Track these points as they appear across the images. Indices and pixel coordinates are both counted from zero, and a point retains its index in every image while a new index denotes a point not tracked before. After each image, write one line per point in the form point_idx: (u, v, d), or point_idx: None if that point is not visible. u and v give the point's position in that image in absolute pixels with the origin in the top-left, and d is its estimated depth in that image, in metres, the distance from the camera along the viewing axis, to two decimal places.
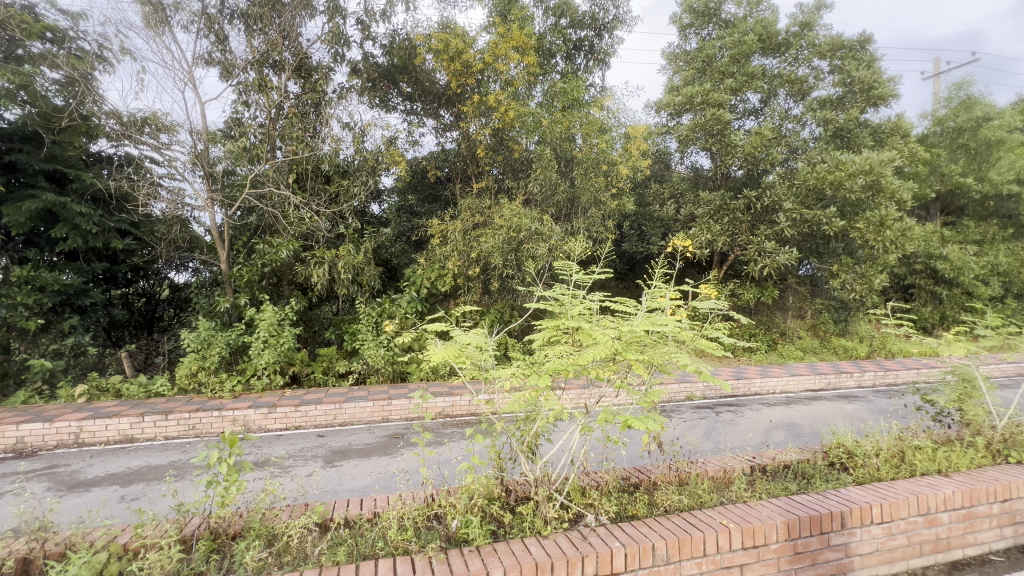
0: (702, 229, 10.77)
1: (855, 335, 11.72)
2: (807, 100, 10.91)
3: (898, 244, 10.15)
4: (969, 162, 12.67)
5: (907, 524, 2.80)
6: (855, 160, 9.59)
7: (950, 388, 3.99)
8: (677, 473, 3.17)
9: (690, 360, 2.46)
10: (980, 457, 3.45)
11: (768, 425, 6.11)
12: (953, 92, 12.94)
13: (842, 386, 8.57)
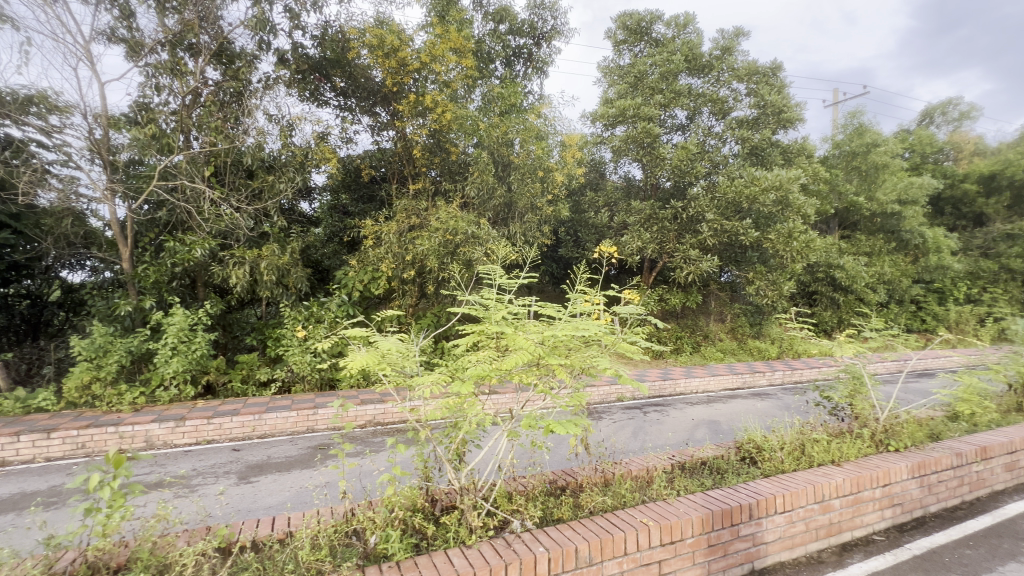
0: (633, 237, 11.25)
1: (768, 337, 12.76)
2: (728, 119, 11.71)
3: (802, 254, 11.17)
4: (861, 183, 14.25)
5: (805, 511, 3.04)
6: (767, 177, 10.44)
7: (844, 385, 4.51)
8: (602, 474, 3.25)
9: (611, 363, 2.51)
10: (867, 447, 3.83)
11: (689, 423, 6.46)
12: (849, 120, 14.53)
13: (756, 384, 9.27)
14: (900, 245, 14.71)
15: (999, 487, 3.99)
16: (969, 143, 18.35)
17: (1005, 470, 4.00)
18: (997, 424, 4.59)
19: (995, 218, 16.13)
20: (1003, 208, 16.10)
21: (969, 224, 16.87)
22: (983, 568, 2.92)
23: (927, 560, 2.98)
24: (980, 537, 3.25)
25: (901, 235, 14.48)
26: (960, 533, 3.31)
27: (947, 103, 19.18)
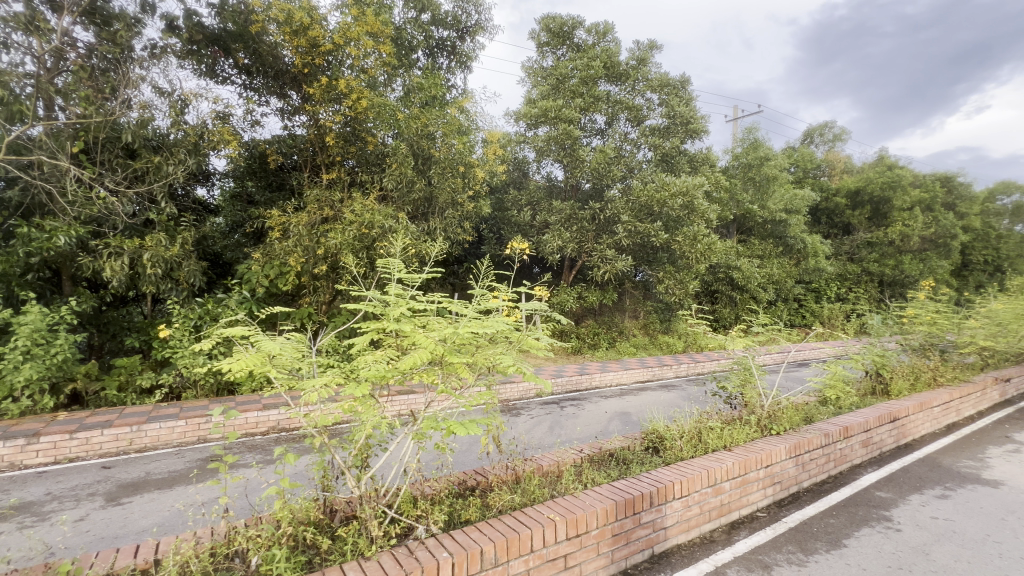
0: (554, 236, 11.49)
1: (676, 332, 13.69)
2: (642, 126, 12.36)
3: (705, 255, 12.08)
4: (755, 193, 15.75)
5: (699, 495, 3.25)
6: (676, 183, 11.15)
7: (736, 375, 4.96)
8: (514, 471, 3.24)
9: (515, 361, 2.49)
10: (754, 431, 4.19)
11: (602, 416, 6.70)
12: (746, 135, 15.99)
13: (664, 377, 9.91)
14: (786, 249, 16.48)
15: (857, 461, 4.56)
16: (840, 162, 21.06)
17: (862, 446, 4.59)
18: (858, 407, 5.26)
19: (859, 228, 18.63)
20: (865, 219, 18.66)
21: (840, 232, 19.34)
22: (845, 534, 3.25)
23: (799, 531, 3.31)
24: (842, 507, 3.68)
25: (787, 240, 16.22)
26: (827, 504, 3.72)
27: (824, 126, 21.84)
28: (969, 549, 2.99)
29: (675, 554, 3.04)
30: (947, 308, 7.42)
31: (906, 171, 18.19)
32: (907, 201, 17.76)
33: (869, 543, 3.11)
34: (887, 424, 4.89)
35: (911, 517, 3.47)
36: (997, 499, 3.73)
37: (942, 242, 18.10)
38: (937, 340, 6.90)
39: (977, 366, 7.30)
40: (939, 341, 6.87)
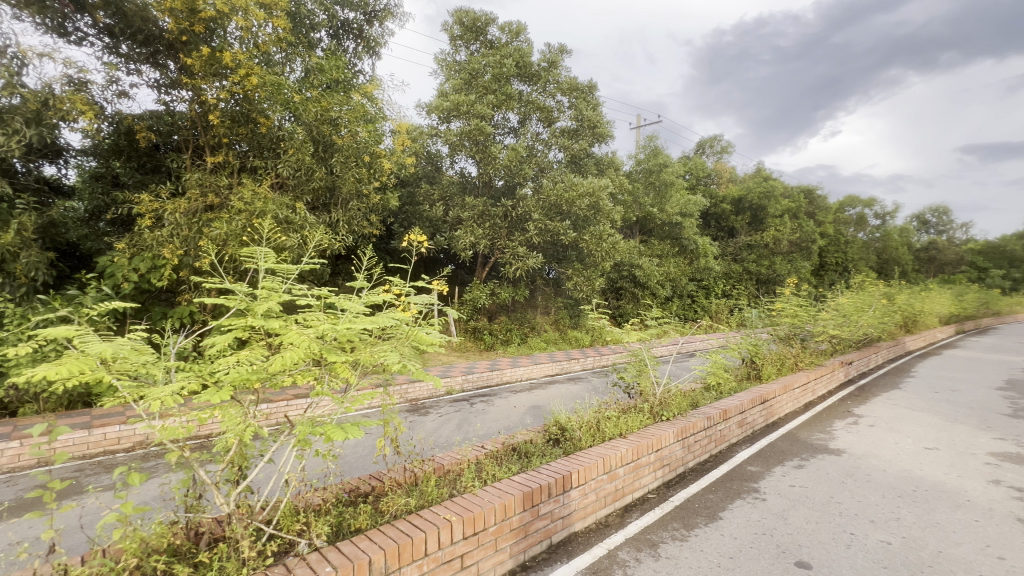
0: (467, 232, 11.39)
1: (584, 327, 14.28)
2: (553, 127, 12.69)
3: (610, 254, 12.71)
4: (655, 197, 16.94)
5: (595, 483, 3.37)
6: (583, 184, 11.59)
7: (633, 365, 5.26)
8: (412, 473, 3.12)
9: (401, 359, 2.42)
10: (647, 418, 4.46)
11: (511, 411, 6.77)
12: (647, 142, 17.11)
13: (571, 370, 10.29)
14: (681, 249, 17.94)
15: (734, 440, 5.05)
16: (727, 172, 23.39)
17: (738, 426, 5.09)
18: (735, 391, 5.83)
19: (741, 231, 20.85)
20: (745, 224, 20.93)
21: (726, 235, 21.48)
22: (720, 507, 3.56)
23: (683, 509, 3.56)
24: (720, 483, 4.03)
25: (682, 241, 17.67)
26: (707, 481, 4.06)
27: (714, 138, 24.09)
28: (817, 511, 3.41)
29: (572, 542, 3.12)
30: (806, 303, 8.51)
31: (778, 182, 20.69)
32: (778, 209, 20.22)
33: (740, 514, 3.43)
34: (758, 405, 5.49)
35: (774, 487, 3.90)
36: (840, 465, 4.32)
37: (804, 246, 20.85)
38: (799, 330, 7.90)
39: (829, 352, 8.48)
40: (800, 331, 7.88)
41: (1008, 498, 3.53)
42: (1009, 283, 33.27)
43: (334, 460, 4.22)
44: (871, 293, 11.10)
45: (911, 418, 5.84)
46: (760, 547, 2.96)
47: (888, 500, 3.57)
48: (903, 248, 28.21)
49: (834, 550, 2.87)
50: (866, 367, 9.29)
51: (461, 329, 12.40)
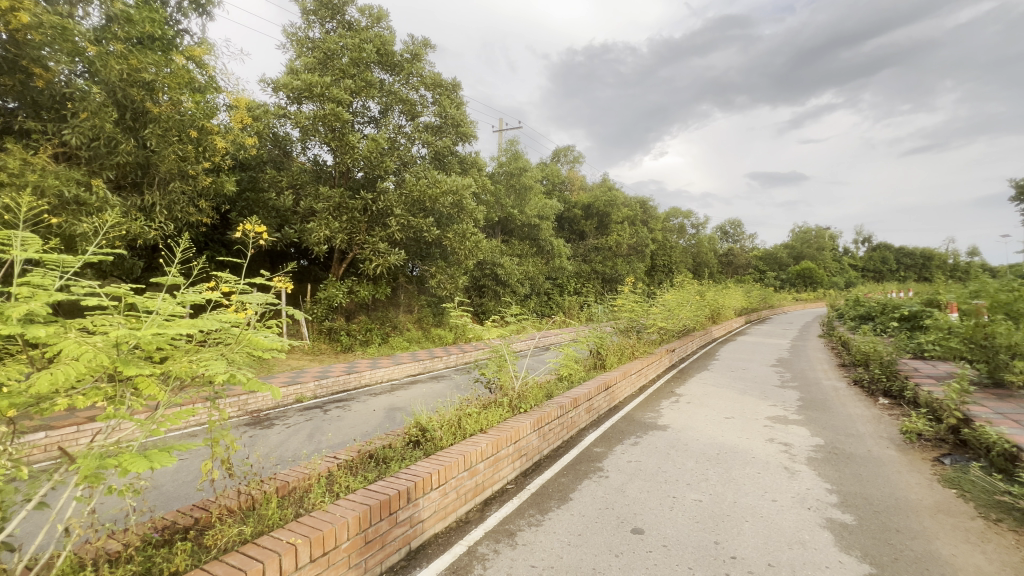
0: (320, 225, 10.48)
1: (448, 325, 14.26)
2: (416, 121, 12.37)
3: (473, 252, 12.87)
4: (515, 199, 17.68)
5: (456, 481, 3.36)
6: (447, 181, 11.50)
7: (493, 361, 5.38)
8: (248, 497, 2.75)
9: (227, 367, 2.12)
10: (506, 412, 4.61)
11: (370, 414, 6.45)
12: (509, 146, 17.78)
13: (434, 368, 10.20)
14: (539, 250, 19.02)
15: (583, 425, 5.53)
16: (578, 180, 25.54)
17: (586, 412, 5.58)
18: (584, 380, 6.40)
19: (590, 235, 22.98)
20: (593, 228, 23.13)
21: (577, 238, 23.45)
22: (571, 489, 3.85)
23: (538, 495, 3.76)
24: (570, 466, 4.37)
25: (539, 242, 18.76)
26: (560, 466, 4.36)
27: (568, 148, 26.00)
28: (648, 481, 3.91)
29: (432, 544, 3.06)
30: (641, 299, 9.72)
31: (619, 193, 23.29)
32: (620, 216, 22.78)
33: (587, 493, 3.76)
34: (602, 391, 6.09)
35: (615, 464, 4.36)
36: (666, 439, 5.02)
37: (640, 249, 23.86)
38: (635, 323, 9.00)
39: (658, 341, 9.82)
40: (636, 324, 8.97)
41: (778, 452, 4.48)
42: (779, 283, 42.61)
43: (138, 496, 3.50)
44: (688, 291, 13.16)
45: (716, 394, 7.06)
46: (603, 521, 3.27)
47: (700, 464, 4.25)
48: (711, 254, 34.09)
49: (660, 514, 3.31)
50: (684, 352, 11.00)
51: (314, 330, 11.39)
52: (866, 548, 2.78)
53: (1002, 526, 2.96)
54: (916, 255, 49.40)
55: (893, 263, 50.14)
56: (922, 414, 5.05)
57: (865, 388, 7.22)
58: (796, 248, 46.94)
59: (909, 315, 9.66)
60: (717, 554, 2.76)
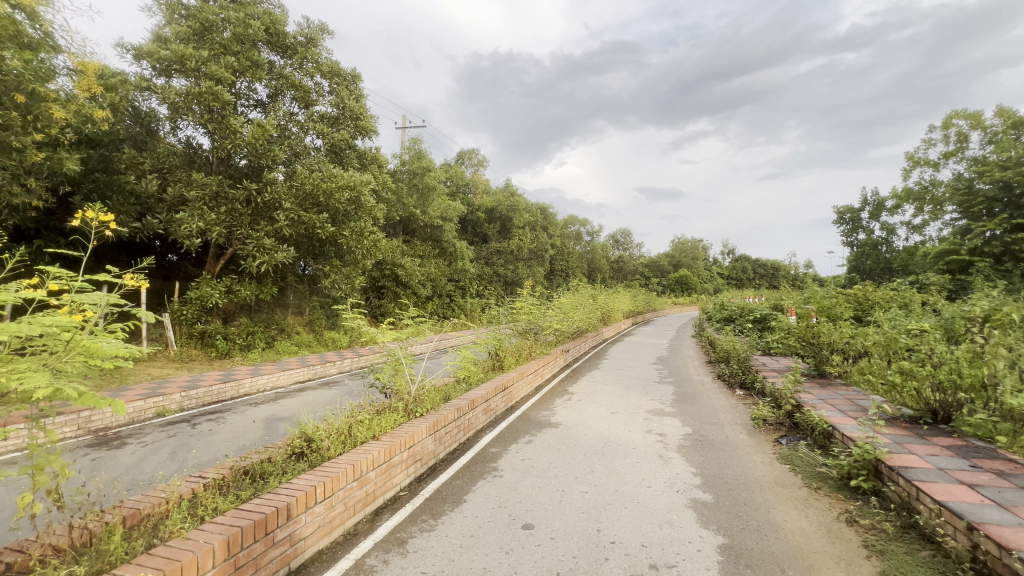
0: (192, 215, 9.31)
1: (342, 328, 13.48)
2: (310, 110, 11.54)
3: (372, 252, 12.34)
4: (418, 199, 17.31)
5: (344, 492, 3.19)
6: (343, 176, 10.85)
7: (389, 364, 5.19)
8: (83, 531, 2.34)
9: (50, 381, 1.84)
10: (401, 417, 4.48)
11: (247, 427, 5.85)
12: (412, 144, 17.38)
13: (326, 374, 9.59)
14: (441, 251, 18.80)
15: (480, 426, 5.57)
16: (482, 183, 25.76)
17: (483, 413, 5.64)
18: (482, 381, 6.47)
19: (493, 238, 23.32)
20: (496, 232, 23.50)
21: (480, 241, 23.63)
22: (465, 491, 3.86)
23: (432, 499, 3.72)
24: (465, 468, 4.38)
25: (442, 244, 18.57)
26: (455, 469, 4.35)
27: (473, 151, 26.06)
28: (539, 477, 4.06)
29: (315, 562, 2.85)
30: (539, 302, 10.08)
31: (521, 199, 23.95)
32: (522, 221, 23.43)
33: (481, 493, 3.80)
34: (499, 392, 6.20)
35: (510, 463, 4.46)
36: (558, 436, 5.26)
37: (540, 254, 24.76)
38: (533, 325, 9.31)
39: (554, 342, 10.28)
40: (533, 325, 9.29)
41: (655, 442, 4.93)
42: (661, 288, 46.99)
43: None
44: (582, 294, 13.94)
45: (604, 391, 7.57)
46: (496, 519, 3.33)
47: (587, 458, 4.52)
48: (604, 260, 36.55)
49: (550, 508, 3.46)
50: (577, 353, 11.62)
51: (182, 334, 10.06)
52: (721, 522, 3.18)
53: (820, 492, 3.57)
54: (767, 266, 57.77)
55: (750, 272, 58.06)
56: (767, 402, 5.91)
57: (726, 381, 8.26)
58: (675, 257, 52.16)
59: (761, 317, 11.23)
60: (598, 541, 2.96)
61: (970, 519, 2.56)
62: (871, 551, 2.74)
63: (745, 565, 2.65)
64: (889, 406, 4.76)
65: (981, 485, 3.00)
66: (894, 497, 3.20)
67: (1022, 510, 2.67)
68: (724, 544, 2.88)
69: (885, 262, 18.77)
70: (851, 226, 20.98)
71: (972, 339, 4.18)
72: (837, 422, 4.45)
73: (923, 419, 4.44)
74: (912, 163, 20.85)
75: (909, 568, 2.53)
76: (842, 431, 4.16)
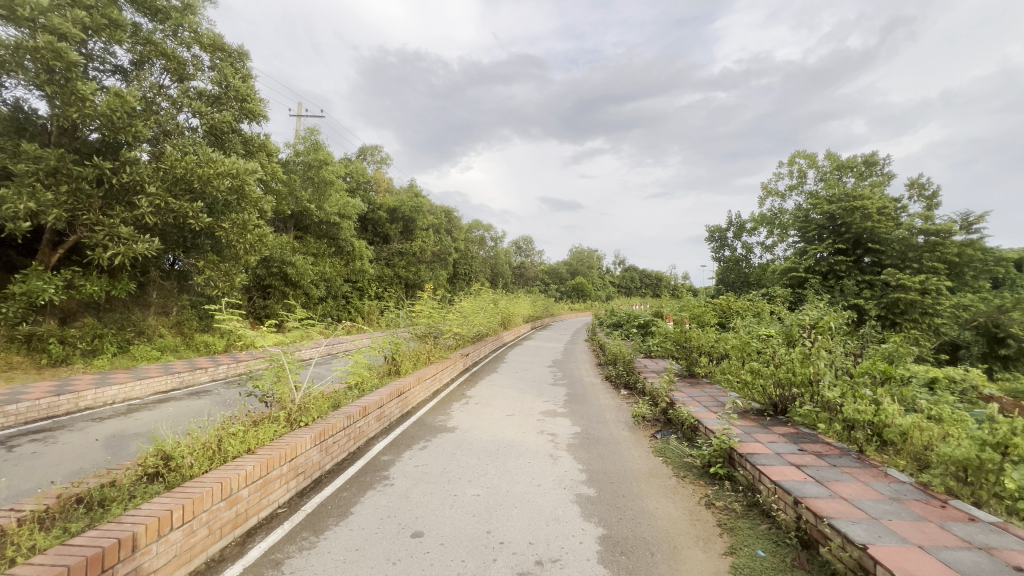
0: (20, 193, 7.69)
1: (218, 331, 12.08)
2: (184, 84, 10.22)
3: (256, 247, 11.23)
4: (313, 193, 16.15)
5: (209, 514, 2.84)
6: (224, 161, 9.74)
7: (270, 370, 4.74)
8: None
9: None
10: (282, 427, 4.13)
11: (85, 446, 4.96)
12: (308, 135, 16.18)
13: (196, 382, 8.53)
14: (338, 250, 17.74)
15: (372, 434, 5.34)
16: (384, 182, 24.81)
17: (376, 420, 5.42)
18: (375, 387, 6.21)
19: (394, 239, 22.62)
20: (398, 233, 22.82)
21: (380, 241, 22.76)
22: (352, 503, 3.66)
23: (314, 514, 3.47)
24: (354, 479, 4.16)
25: (339, 243, 17.55)
26: (342, 480, 4.11)
27: (375, 148, 24.97)
28: (432, 483, 4.01)
29: None
30: (439, 305, 9.97)
31: (425, 201, 23.56)
32: (425, 223, 23.01)
33: (370, 504, 3.63)
34: (393, 398, 6.00)
35: (402, 471, 4.33)
36: (453, 440, 5.24)
37: (443, 257, 24.54)
38: (433, 329, 9.16)
39: (453, 346, 10.24)
40: (433, 329, 9.15)
41: (546, 442, 5.14)
42: (559, 295, 49.22)
43: None
44: (483, 299, 14.06)
45: (502, 394, 7.70)
46: (385, 530, 3.21)
47: (481, 460, 4.56)
48: (507, 266, 37.32)
49: (441, 513, 3.42)
50: (477, 357, 11.69)
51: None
52: (601, 514, 3.40)
53: (685, 481, 3.99)
54: (651, 277, 63.43)
55: (637, 282, 63.29)
56: (646, 401, 6.46)
57: (613, 382, 8.88)
58: (573, 266, 54.99)
59: (644, 323, 12.28)
60: (487, 542, 2.99)
61: (797, 494, 3.03)
62: (723, 529, 3.13)
63: (621, 552, 2.87)
64: (742, 400, 5.46)
65: (805, 465, 3.58)
66: (742, 480, 3.70)
67: (833, 484, 3.24)
68: (604, 535, 3.09)
69: (744, 276, 21.64)
70: (719, 243, 23.88)
71: (804, 342, 4.93)
72: (701, 416, 5.01)
73: (767, 412, 5.16)
74: (767, 192, 24.36)
75: (751, 540, 2.94)
76: (705, 425, 4.69)
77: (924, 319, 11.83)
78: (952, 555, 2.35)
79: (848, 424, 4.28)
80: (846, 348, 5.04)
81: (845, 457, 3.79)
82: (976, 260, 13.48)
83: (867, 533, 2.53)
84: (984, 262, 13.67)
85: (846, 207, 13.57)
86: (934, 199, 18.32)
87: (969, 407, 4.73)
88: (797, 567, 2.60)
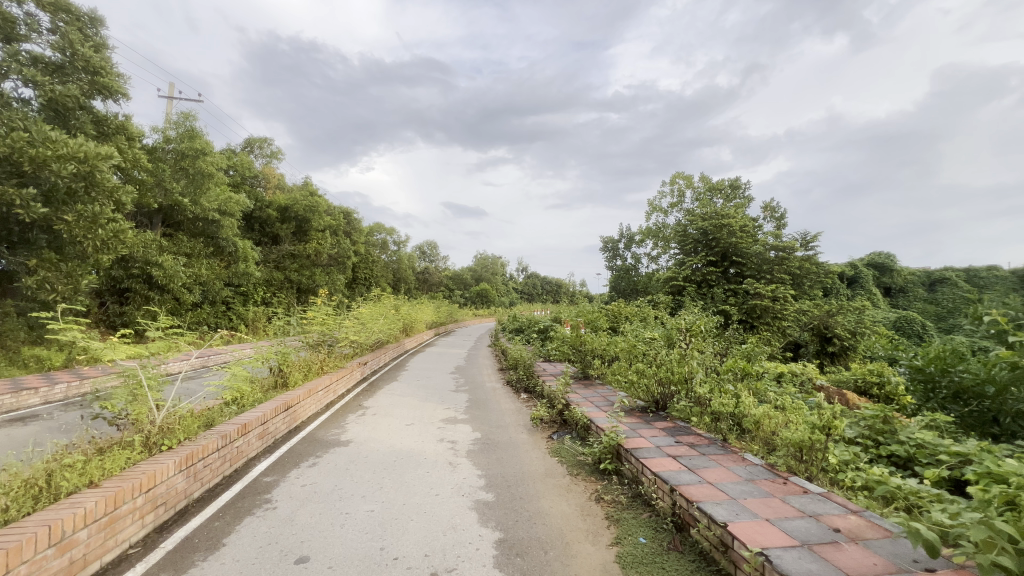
0: None
1: (54, 344, 10.03)
2: (13, 47, 8.47)
3: (110, 245, 9.55)
4: (187, 185, 14.27)
5: (31, 565, 2.34)
6: (67, 142, 8.19)
7: (122, 389, 4.05)
8: None
9: None
10: (137, 453, 3.57)
11: None
12: (181, 119, 14.30)
13: (23, 406, 7.07)
14: (216, 250, 15.90)
15: (252, 454, 4.83)
16: (274, 177, 22.80)
17: (258, 439, 4.92)
18: (259, 403, 5.66)
19: (285, 240, 20.93)
20: (289, 233, 21.16)
21: (269, 242, 20.88)
22: (225, 533, 3.28)
23: (177, 549, 3.04)
24: (229, 505, 3.72)
25: (218, 242, 15.75)
26: (214, 508, 3.66)
27: (264, 141, 22.88)
28: (321, 503, 3.74)
29: None
30: (334, 312, 9.37)
31: (322, 200, 22.09)
32: (320, 224, 21.61)
33: (247, 532, 3.28)
34: (279, 413, 5.51)
35: (286, 493, 3.97)
36: (347, 454, 4.95)
37: (340, 261, 23.19)
38: (327, 337, 8.61)
39: (350, 354, 9.71)
40: (327, 337, 8.59)
41: (446, 450, 5.08)
42: (463, 300, 49.16)
43: None
44: (384, 306, 13.53)
45: (401, 403, 7.45)
46: (264, 558, 2.92)
47: (376, 474, 4.36)
48: (410, 271, 36.43)
49: (330, 534, 3.20)
50: (376, 365, 11.21)
51: None
52: (499, 518, 3.44)
53: (578, 478, 4.21)
54: (552, 284, 66.29)
55: (538, 288, 65.90)
56: (544, 403, 6.68)
57: (513, 386, 9.07)
58: (477, 271, 55.27)
59: (544, 327, 12.74)
60: (380, 560, 2.87)
61: (672, 483, 3.34)
62: (610, 521, 3.34)
63: (516, 554, 2.92)
64: (629, 399, 5.87)
65: (680, 455, 3.97)
66: (628, 473, 4.00)
67: (701, 470, 3.63)
68: (500, 538, 3.12)
69: (633, 284, 23.53)
70: (612, 253, 25.71)
71: (681, 345, 5.49)
72: (593, 415, 5.30)
73: (650, 408, 5.55)
74: (653, 208, 26.84)
75: (634, 529, 3.18)
76: (596, 424, 4.96)
77: (775, 322, 13.78)
78: (791, 524, 2.76)
79: (715, 416, 4.81)
80: (714, 349, 5.69)
81: (712, 446, 4.26)
82: (812, 273, 16.07)
83: (727, 513, 2.86)
84: (818, 274, 16.33)
85: (716, 224, 15.46)
86: (782, 220, 21.55)
87: (806, 396, 5.60)
88: (672, 549, 2.86)
